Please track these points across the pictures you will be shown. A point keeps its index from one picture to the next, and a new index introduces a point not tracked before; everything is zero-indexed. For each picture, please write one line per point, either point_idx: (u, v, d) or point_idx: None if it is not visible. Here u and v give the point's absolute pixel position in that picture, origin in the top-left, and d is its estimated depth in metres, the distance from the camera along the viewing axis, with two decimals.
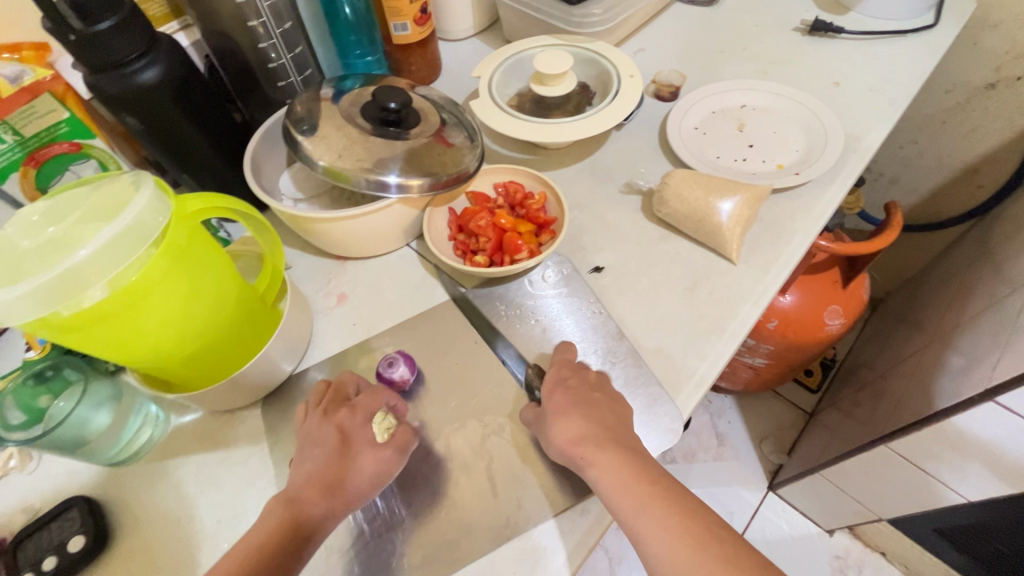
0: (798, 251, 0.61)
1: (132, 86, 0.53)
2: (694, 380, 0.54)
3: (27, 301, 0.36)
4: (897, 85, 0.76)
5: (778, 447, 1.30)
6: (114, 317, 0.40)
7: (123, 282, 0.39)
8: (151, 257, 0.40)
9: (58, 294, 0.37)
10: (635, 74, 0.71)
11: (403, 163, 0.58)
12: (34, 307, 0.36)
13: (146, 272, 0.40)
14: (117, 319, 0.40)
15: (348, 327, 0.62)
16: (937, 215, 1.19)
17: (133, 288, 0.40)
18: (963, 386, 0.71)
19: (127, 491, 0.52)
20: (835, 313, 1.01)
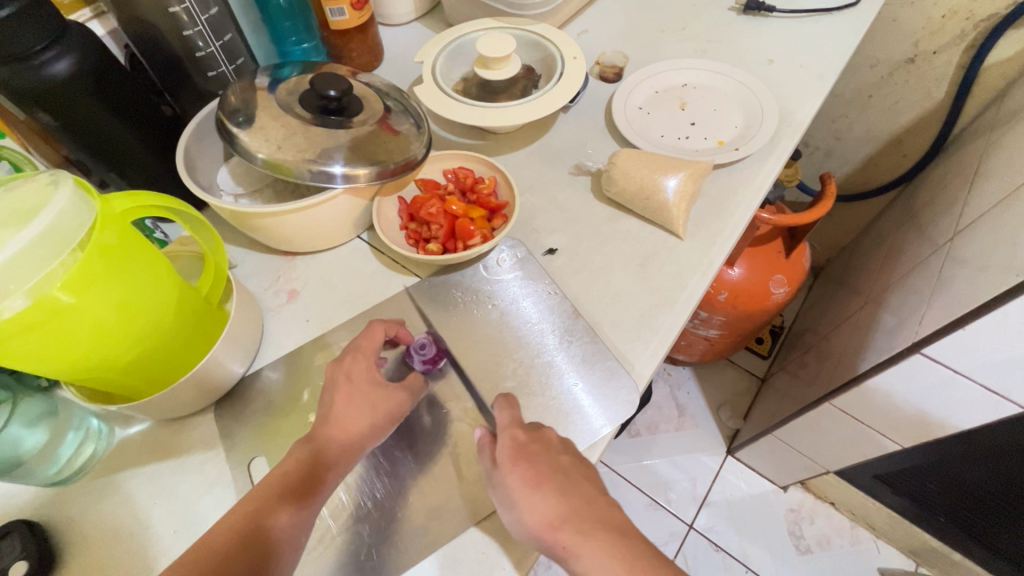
0: (740, 223, 0.64)
1: (42, 79, 0.49)
2: (648, 352, 0.56)
3: None
4: (826, 61, 0.80)
5: (735, 413, 1.37)
6: (40, 327, 0.38)
7: (46, 288, 0.37)
8: (77, 261, 0.38)
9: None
10: (579, 56, 0.71)
11: (347, 152, 0.57)
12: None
13: (73, 277, 0.38)
14: (43, 329, 0.38)
15: (301, 324, 0.61)
16: (867, 183, 1.27)
17: (58, 295, 0.37)
18: (895, 342, 0.76)
19: (73, 511, 0.50)
20: (779, 281, 1.06)
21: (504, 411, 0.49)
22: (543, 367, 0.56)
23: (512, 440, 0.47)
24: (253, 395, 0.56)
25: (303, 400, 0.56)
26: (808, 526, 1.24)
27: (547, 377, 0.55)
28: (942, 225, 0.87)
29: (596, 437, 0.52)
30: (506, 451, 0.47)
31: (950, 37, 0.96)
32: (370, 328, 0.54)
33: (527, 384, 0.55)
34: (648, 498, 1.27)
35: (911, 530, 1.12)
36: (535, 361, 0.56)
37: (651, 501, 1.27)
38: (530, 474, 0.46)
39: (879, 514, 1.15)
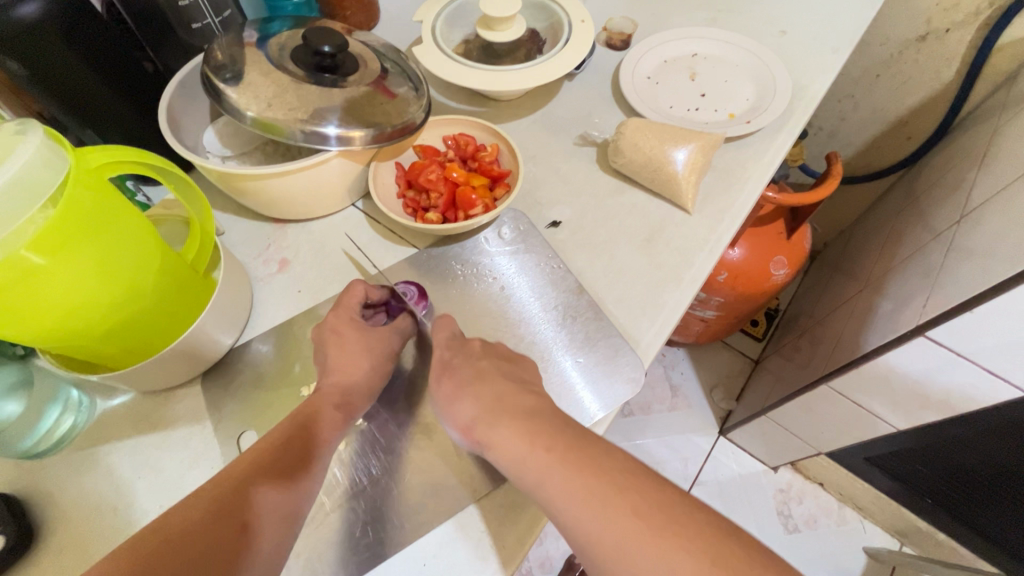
0: (750, 199, 0.62)
1: (9, 23, 0.45)
2: (654, 329, 0.54)
3: None
4: (841, 33, 0.77)
5: (727, 394, 1.37)
6: (4, 291, 0.35)
7: (11, 249, 0.33)
8: (47, 219, 0.35)
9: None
10: (587, 19, 0.68)
11: (342, 113, 0.53)
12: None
13: (42, 238, 0.35)
14: (9, 293, 0.35)
15: (292, 294, 0.58)
16: (870, 166, 1.25)
17: (27, 255, 0.34)
18: (897, 325, 0.76)
19: (53, 484, 0.48)
20: (780, 263, 1.04)
21: (439, 331, 0.52)
22: (545, 343, 0.54)
23: (491, 420, 0.46)
24: (243, 366, 0.54)
25: (294, 373, 0.54)
26: (797, 506, 1.25)
27: (549, 354, 0.54)
28: (947, 208, 0.86)
29: (599, 416, 0.51)
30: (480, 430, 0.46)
31: (964, 14, 0.94)
32: (352, 284, 0.54)
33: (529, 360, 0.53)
34: None
35: (898, 510, 1.13)
36: (536, 338, 0.55)
37: None
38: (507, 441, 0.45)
39: (867, 495, 1.16)
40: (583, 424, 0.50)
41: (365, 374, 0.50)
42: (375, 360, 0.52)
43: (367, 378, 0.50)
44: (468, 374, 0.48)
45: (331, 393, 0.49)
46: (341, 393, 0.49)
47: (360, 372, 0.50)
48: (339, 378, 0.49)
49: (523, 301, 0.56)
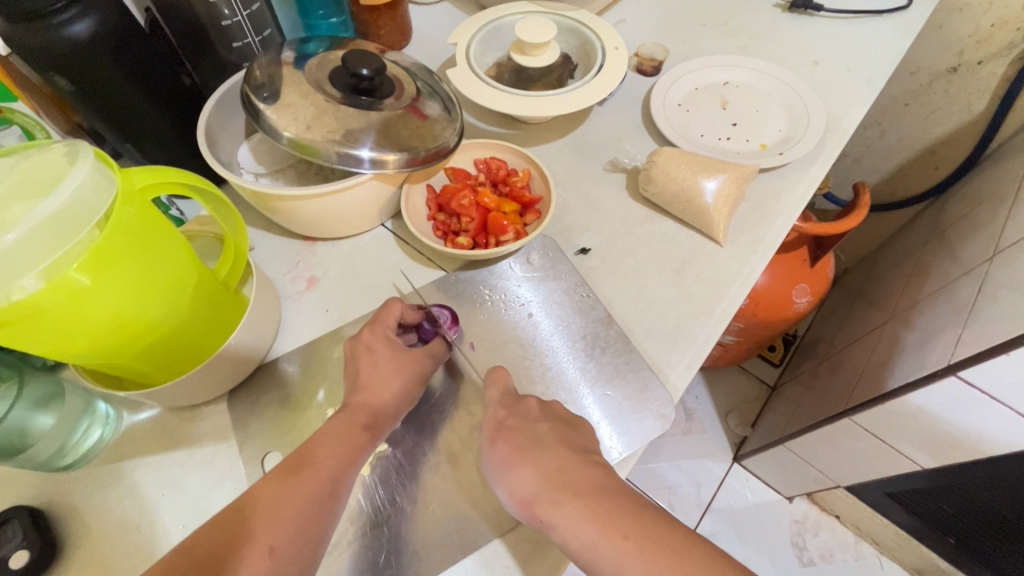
0: (782, 232, 0.61)
1: (60, 40, 0.46)
2: (684, 363, 0.53)
3: None
4: (874, 65, 0.77)
5: (743, 420, 1.35)
6: (51, 312, 0.35)
7: (60, 271, 0.34)
8: (95, 240, 0.35)
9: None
10: (620, 46, 0.68)
11: (377, 136, 0.53)
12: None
13: (88, 258, 0.35)
14: (54, 314, 0.35)
15: (320, 313, 0.58)
16: (895, 194, 1.23)
17: (77, 275, 0.35)
18: (927, 361, 0.74)
19: (77, 499, 0.48)
20: (802, 291, 1.03)
21: (486, 387, 0.49)
22: (573, 374, 0.54)
23: (519, 454, 0.45)
24: (269, 385, 0.54)
25: (319, 396, 0.54)
26: (812, 538, 1.22)
27: (579, 386, 0.53)
28: (978, 243, 0.84)
29: (627, 451, 0.50)
30: (509, 462, 0.45)
31: (997, 47, 0.93)
32: (389, 302, 0.53)
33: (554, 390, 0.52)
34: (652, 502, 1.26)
35: (918, 548, 1.10)
36: (564, 368, 0.54)
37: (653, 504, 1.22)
38: (536, 477, 0.44)
39: (886, 531, 1.13)
40: (610, 460, 0.49)
41: (395, 396, 0.49)
42: (417, 384, 0.50)
43: (382, 402, 0.49)
44: (497, 396, 0.48)
45: (359, 411, 0.47)
46: (368, 412, 0.47)
47: (385, 395, 0.48)
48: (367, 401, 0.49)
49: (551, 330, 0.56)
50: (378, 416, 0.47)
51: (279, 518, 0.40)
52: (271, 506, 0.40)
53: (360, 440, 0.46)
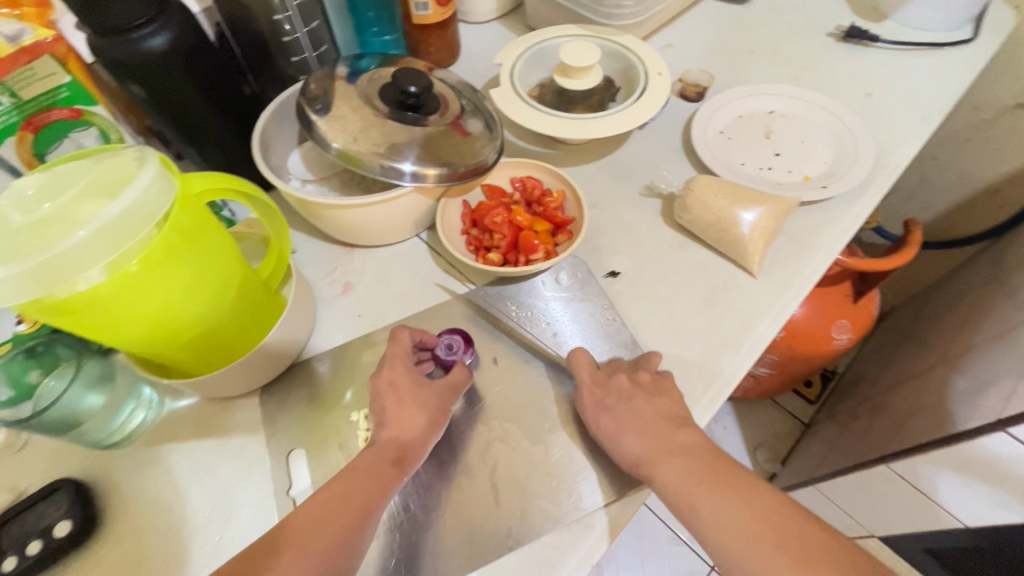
0: (822, 267, 0.59)
1: (138, 52, 0.50)
2: (708, 396, 0.52)
3: (19, 281, 0.33)
4: (932, 100, 0.74)
5: (772, 455, 1.31)
6: (110, 302, 0.38)
7: (121, 266, 0.37)
8: (153, 239, 0.38)
9: (55, 275, 0.34)
10: (664, 72, 0.68)
11: (419, 150, 0.55)
12: (30, 287, 0.34)
13: (146, 255, 0.38)
14: (112, 303, 0.38)
15: (352, 318, 0.60)
16: (951, 232, 1.17)
17: (135, 271, 0.38)
18: (977, 414, 0.70)
19: (118, 478, 0.51)
20: (842, 327, 0.99)
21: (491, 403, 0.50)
22: None
23: None
24: (298, 386, 0.56)
25: (346, 399, 0.55)
26: None
27: None
28: None
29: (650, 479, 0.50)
30: None
31: None
32: (395, 333, 0.53)
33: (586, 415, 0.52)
34: None
35: None
36: None
37: (672, 534, 1.14)
38: None
39: None
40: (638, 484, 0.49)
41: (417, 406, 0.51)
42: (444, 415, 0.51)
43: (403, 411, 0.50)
44: None
45: (388, 448, 0.47)
46: (398, 448, 0.47)
47: (408, 404, 0.50)
48: (390, 407, 0.50)
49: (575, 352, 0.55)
50: (398, 426, 0.49)
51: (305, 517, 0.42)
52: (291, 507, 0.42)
53: (378, 450, 0.47)
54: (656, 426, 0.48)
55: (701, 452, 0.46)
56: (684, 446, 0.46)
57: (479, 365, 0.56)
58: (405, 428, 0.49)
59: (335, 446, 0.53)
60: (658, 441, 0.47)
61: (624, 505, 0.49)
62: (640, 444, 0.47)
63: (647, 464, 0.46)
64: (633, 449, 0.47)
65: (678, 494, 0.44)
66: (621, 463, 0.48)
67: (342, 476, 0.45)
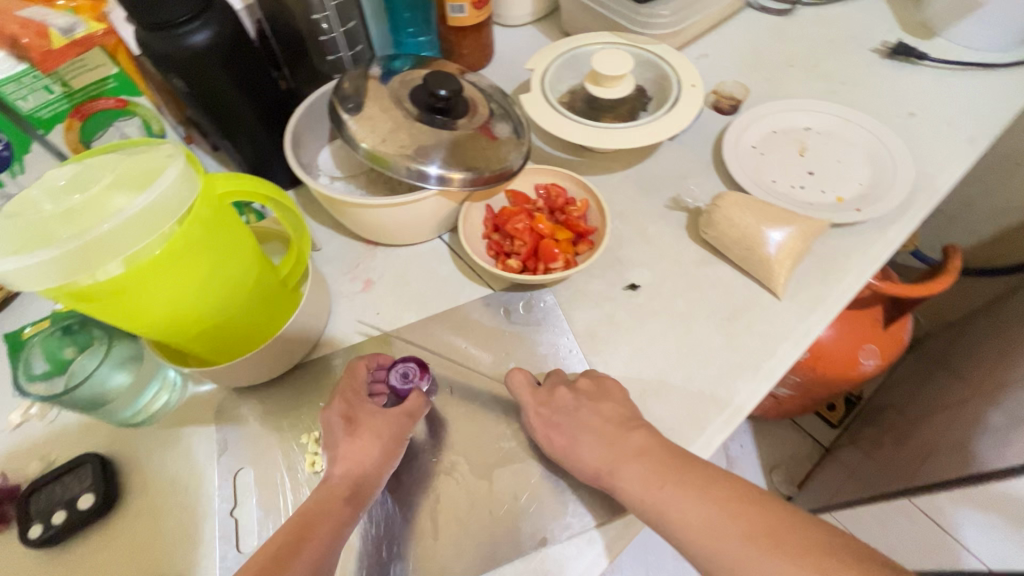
0: (850, 292, 0.58)
1: (182, 48, 0.52)
2: (722, 417, 0.51)
3: (47, 269, 0.35)
4: (980, 123, 0.71)
5: (789, 478, 1.27)
6: (130, 290, 0.39)
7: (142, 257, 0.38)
8: (174, 233, 0.40)
9: (80, 264, 0.36)
10: (698, 84, 0.67)
11: (445, 154, 0.56)
12: (56, 275, 0.35)
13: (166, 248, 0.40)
14: (133, 292, 0.40)
15: (371, 316, 0.61)
16: (994, 260, 1.12)
17: (155, 263, 0.39)
18: (1007, 455, 0.67)
19: (141, 456, 0.53)
20: (871, 352, 0.96)
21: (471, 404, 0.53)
22: None
23: None
24: (312, 380, 0.57)
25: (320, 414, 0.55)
26: None
27: None
28: None
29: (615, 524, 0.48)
30: None
31: None
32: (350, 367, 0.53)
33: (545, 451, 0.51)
34: None
35: None
36: None
37: None
38: None
39: None
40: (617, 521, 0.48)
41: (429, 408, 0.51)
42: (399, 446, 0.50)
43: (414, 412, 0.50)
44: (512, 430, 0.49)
45: (341, 482, 0.47)
46: (353, 482, 0.47)
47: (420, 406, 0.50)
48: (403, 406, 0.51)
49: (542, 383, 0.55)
50: (350, 457, 0.48)
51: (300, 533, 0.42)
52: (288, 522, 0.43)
53: (330, 488, 0.47)
54: (605, 437, 0.48)
55: (657, 451, 0.46)
56: (640, 449, 0.46)
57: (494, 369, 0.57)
58: (359, 461, 0.48)
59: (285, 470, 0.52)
60: (607, 449, 0.47)
61: (627, 523, 0.49)
62: (595, 454, 0.48)
63: (605, 475, 0.47)
64: (589, 458, 0.48)
65: (646, 510, 0.44)
66: (582, 476, 0.48)
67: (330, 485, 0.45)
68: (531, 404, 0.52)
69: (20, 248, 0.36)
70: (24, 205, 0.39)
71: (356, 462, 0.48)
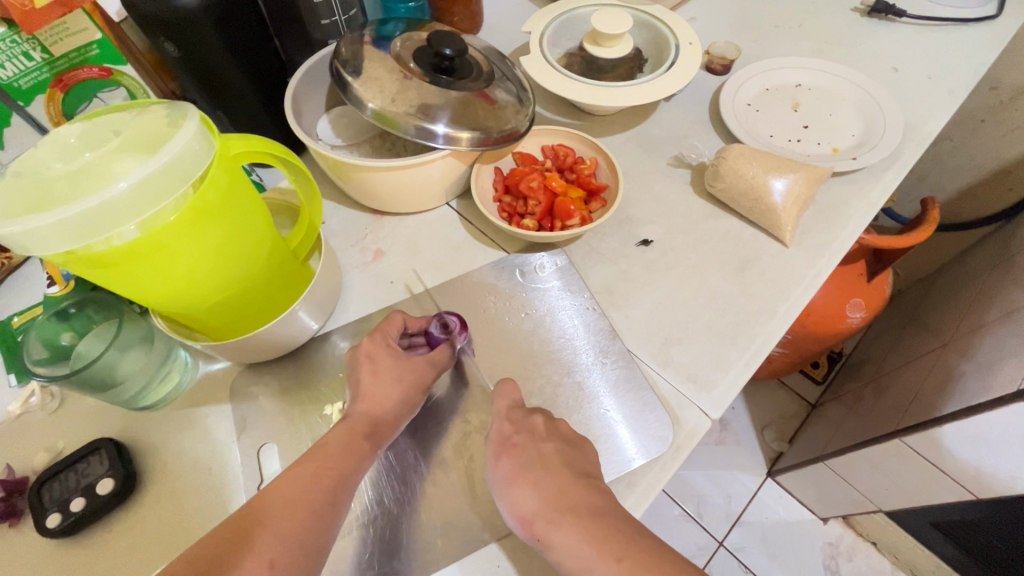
0: (852, 237, 0.60)
1: (172, 9, 0.49)
2: (743, 359, 0.53)
3: (59, 230, 0.33)
4: (957, 75, 0.74)
5: (780, 435, 1.32)
6: (146, 257, 0.37)
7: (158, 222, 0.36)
8: (190, 197, 0.38)
9: (91, 226, 0.34)
10: (694, 42, 0.68)
11: (454, 114, 0.55)
12: (67, 237, 0.33)
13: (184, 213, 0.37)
14: (148, 259, 0.38)
15: (384, 285, 0.60)
16: (961, 215, 1.18)
17: (169, 228, 0.37)
18: (990, 387, 0.70)
19: (156, 438, 0.51)
20: (856, 305, 1.00)
21: (501, 398, 0.48)
22: (583, 384, 0.53)
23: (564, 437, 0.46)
24: (328, 353, 0.56)
25: (340, 381, 0.54)
26: (845, 563, 1.19)
27: (579, 397, 0.52)
28: None
29: (627, 469, 0.48)
30: (563, 441, 0.45)
31: None
32: (382, 325, 0.51)
33: (576, 402, 0.52)
34: (679, 509, 1.25)
35: None
36: (579, 379, 0.53)
37: (682, 511, 1.25)
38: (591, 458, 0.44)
39: (926, 562, 1.09)
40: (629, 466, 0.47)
41: None
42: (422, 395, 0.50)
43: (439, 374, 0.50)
44: (531, 456, 0.44)
45: (360, 422, 0.46)
46: (369, 423, 0.46)
47: None
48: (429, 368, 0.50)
49: (560, 338, 0.55)
50: (379, 412, 0.47)
51: (312, 482, 0.41)
52: (290, 500, 0.40)
53: (350, 424, 0.46)
54: (556, 467, 0.43)
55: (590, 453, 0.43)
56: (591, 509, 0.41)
57: (516, 330, 0.56)
58: (378, 405, 0.47)
59: (308, 441, 0.51)
60: (551, 493, 0.42)
61: (660, 468, 0.48)
62: (537, 497, 0.42)
63: (543, 520, 0.41)
64: (528, 493, 0.42)
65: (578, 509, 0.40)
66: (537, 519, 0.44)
67: (358, 451, 0.44)
68: (500, 422, 0.47)
69: (28, 209, 0.34)
70: (31, 164, 0.36)
71: (389, 428, 0.47)
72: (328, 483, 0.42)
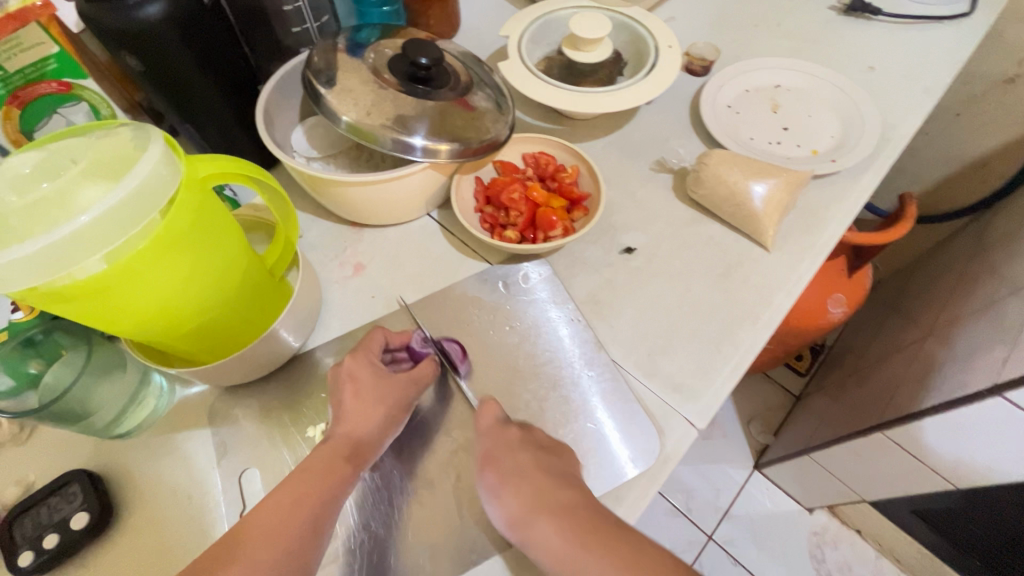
0: (832, 240, 0.60)
1: (134, 21, 0.47)
2: (728, 367, 0.53)
3: (18, 268, 0.31)
4: (933, 73, 0.75)
5: (765, 428, 1.34)
6: (114, 289, 0.36)
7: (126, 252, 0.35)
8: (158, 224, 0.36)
9: (53, 260, 0.32)
10: (674, 45, 0.67)
11: (431, 125, 0.54)
12: (29, 274, 0.32)
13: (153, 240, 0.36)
14: (116, 290, 0.36)
15: (365, 300, 0.59)
16: (937, 207, 1.20)
17: (138, 258, 0.36)
18: (967, 379, 0.72)
19: (133, 467, 0.49)
20: (838, 300, 1.01)
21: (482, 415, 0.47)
22: (569, 398, 0.52)
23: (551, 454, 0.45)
24: (309, 372, 0.55)
25: (323, 401, 0.53)
26: (830, 551, 1.21)
27: (566, 411, 0.52)
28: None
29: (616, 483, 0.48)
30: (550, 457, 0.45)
31: None
32: (364, 340, 0.50)
33: (562, 416, 0.51)
34: (668, 504, 1.26)
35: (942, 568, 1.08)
36: (565, 392, 0.53)
37: (671, 506, 1.26)
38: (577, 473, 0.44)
39: (908, 548, 1.12)
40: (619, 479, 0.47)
41: None
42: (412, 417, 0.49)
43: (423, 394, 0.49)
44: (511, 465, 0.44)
45: (342, 445, 0.45)
46: (352, 445, 0.46)
47: None
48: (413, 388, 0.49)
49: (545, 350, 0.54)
50: (363, 433, 0.46)
51: (291, 511, 0.40)
52: (273, 531, 0.39)
53: (332, 448, 0.45)
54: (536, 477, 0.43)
55: None
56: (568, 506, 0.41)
57: (500, 343, 0.56)
58: (367, 436, 0.46)
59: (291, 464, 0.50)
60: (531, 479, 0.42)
61: (648, 480, 0.48)
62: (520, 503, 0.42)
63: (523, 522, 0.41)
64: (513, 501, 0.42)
65: None
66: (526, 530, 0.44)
67: (341, 475, 0.44)
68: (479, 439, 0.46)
69: None
70: None
71: (375, 451, 0.47)
72: (310, 510, 0.41)
